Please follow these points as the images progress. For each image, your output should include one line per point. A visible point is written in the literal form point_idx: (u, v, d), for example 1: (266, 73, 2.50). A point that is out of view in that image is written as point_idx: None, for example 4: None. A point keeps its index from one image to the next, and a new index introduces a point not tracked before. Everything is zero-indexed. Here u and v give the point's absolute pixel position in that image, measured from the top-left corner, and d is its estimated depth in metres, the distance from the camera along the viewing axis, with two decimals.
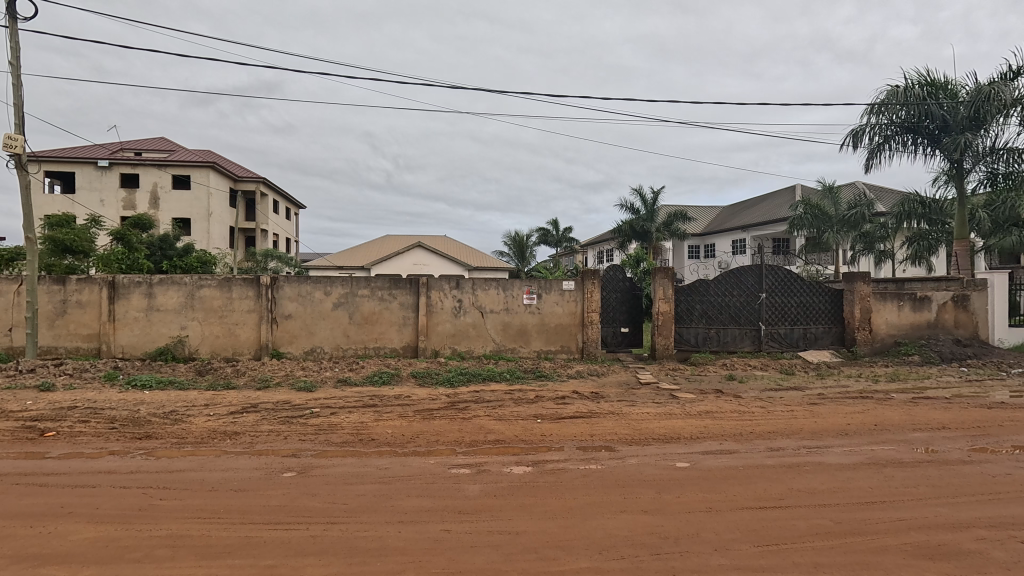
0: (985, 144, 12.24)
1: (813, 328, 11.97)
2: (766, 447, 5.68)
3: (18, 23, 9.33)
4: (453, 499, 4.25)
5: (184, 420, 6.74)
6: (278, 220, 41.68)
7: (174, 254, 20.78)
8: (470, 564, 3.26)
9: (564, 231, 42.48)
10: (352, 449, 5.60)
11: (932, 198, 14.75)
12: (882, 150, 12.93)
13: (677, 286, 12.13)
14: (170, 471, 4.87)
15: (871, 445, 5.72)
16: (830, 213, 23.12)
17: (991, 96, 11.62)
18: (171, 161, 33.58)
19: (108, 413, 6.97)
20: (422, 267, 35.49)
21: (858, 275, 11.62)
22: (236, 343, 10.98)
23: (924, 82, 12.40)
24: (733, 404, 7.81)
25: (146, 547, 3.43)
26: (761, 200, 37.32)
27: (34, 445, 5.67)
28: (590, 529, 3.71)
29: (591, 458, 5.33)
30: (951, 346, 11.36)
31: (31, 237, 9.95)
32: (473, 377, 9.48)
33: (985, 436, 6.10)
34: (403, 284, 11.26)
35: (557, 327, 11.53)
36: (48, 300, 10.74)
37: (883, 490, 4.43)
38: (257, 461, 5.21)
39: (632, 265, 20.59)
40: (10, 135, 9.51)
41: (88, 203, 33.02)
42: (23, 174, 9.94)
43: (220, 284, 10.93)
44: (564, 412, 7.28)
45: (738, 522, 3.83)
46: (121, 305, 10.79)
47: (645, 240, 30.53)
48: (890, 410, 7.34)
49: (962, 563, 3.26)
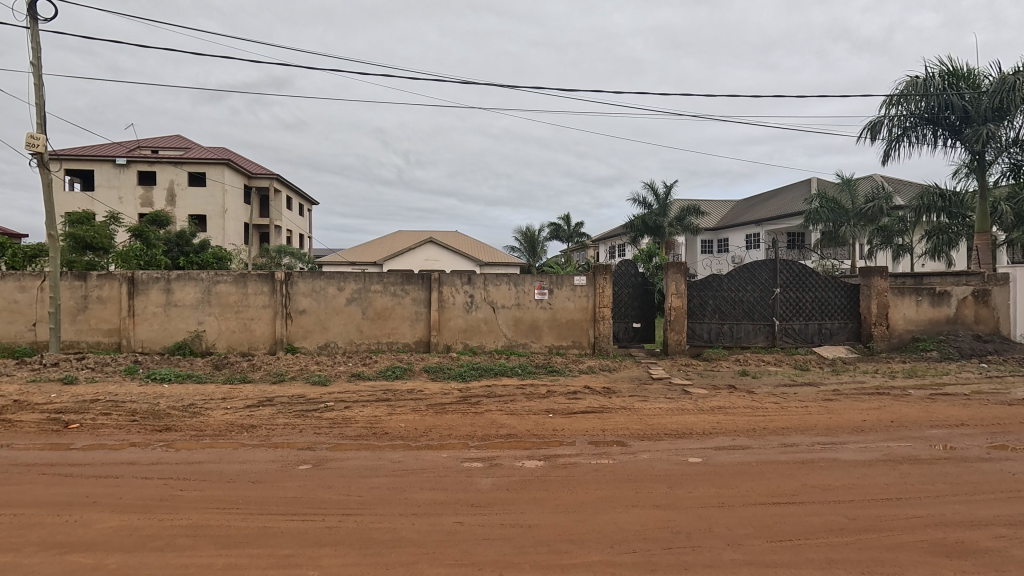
0: (1008, 135, 11.95)
1: (828, 324, 11.83)
2: (780, 443, 5.64)
3: (39, 24, 9.52)
4: (465, 492, 4.30)
5: (203, 412, 6.88)
6: (291, 217, 42.09)
7: (190, 250, 21.08)
8: (483, 555, 3.30)
9: (576, 227, 42.36)
10: (366, 442, 5.68)
11: (952, 191, 14.47)
12: (901, 142, 12.69)
13: (689, 281, 12.05)
14: (189, 463, 4.97)
15: (887, 442, 5.65)
16: (847, 206, 22.77)
17: (1015, 86, 11.36)
18: (187, 159, 34.03)
19: (128, 406, 7.12)
20: (431, 263, 35.57)
21: (876, 269, 11.44)
22: (252, 338, 11.14)
23: (945, 72, 12.13)
24: (746, 400, 7.75)
25: (167, 537, 3.51)
26: (776, 194, 36.83)
27: (58, 437, 5.82)
28: (603, 523, 3.73)
29: (603, 452, 5.34)
30: (971, 342, 11.12)
31: (53, 234, 10.15)
32: (485, 372, 9.53)
33: (1005, 432, 6.00)
34: (415, 280, 11.31)
35: (568, 322, 11.53)
36: (70, 296, 10.96)
37: (899, 487, 4.39)
38: (273, 453, 5.30)
39: (644, 260, 20.49)
40: (32, 135, 9.71)
41: (107, 201, 33.58)
42: (45, 173, 10.15)
43: (236, 280, 11.08)
44: (576, 406, 7.30)
45: (752, 517, 3.83)
46: (141, 301, 10.99)
47: (657, 235, 30.31)
48: (906, 407, 7.24)
49: (980, 561, 3.23)
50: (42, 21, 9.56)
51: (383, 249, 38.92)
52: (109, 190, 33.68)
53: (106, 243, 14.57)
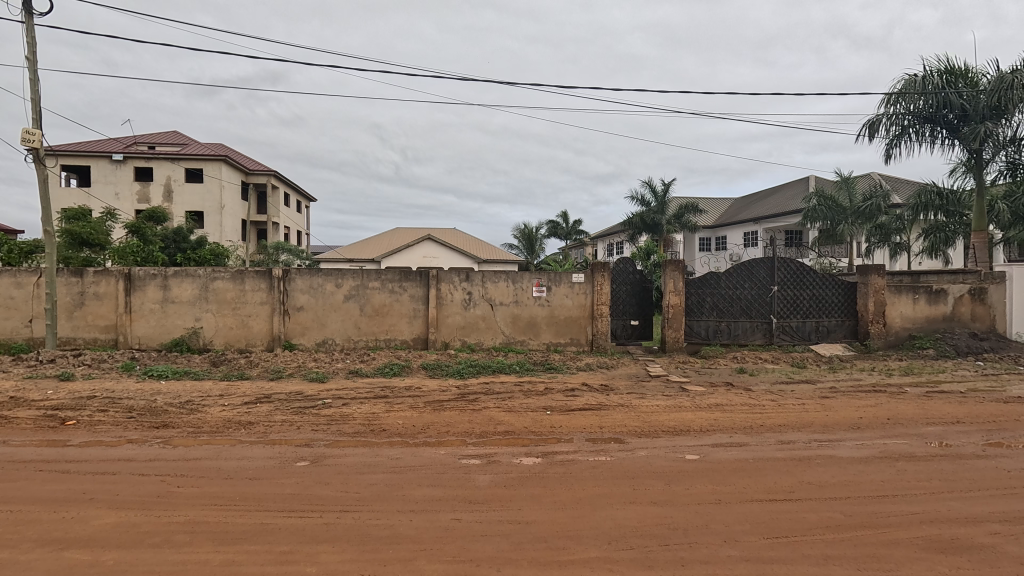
0: (1006, 133, 11.96)
1: (826, 321, 11.87)
2: (777, 440, 5.65)
3: (34, 18, 9.45)
4: (464, 488, 4.30)
5: (200, 409, 6.87)
6: (289, 214, 42.10)
7: (187, 246, 21.01)
8: (481, 551, 3.31)
9: (574, 224, 42.32)
10: (364, 439, 5.68)
11: (950, 189, 14.51)
12: (899, 140, 12.69)
13: (688, 279, 12.06)
14: (187, 459, 4.97)
15: (883, 439, 5.67)
16: (844, 204, 22.77)
17: (1013, 84, 11.35)
18: (184, 155, 33.90)
19: (125, 402, 7.11)
20: (429, 261, 35.52)
21: (873, 267, 11.47)
22: (250, 335, 11.12)
23: (943, 71, 12.14)
24: (743, 397, 7.77)
25: (164, 533, 3.51)
26: (773, 192, 36.87)
27: (54, 434, 5.80)
28: (600, 519, 3.74)
29: (601, 449, 5.35)
30: (967, 340, 11.16)
31: (49, 230, 10.08)
32: (483, 369, 9.54)
33: (1001, 430, 6.03)
34: (414, 277, 11.31)
35: (566, 319, 11.53)
36: (66, 292, 10.91)
37: (895, 484, 4.40)
38: (270, 449, 5.29)
39: (643, 257, 20.51)
40: (27, 130, 9.65)
41: (103, 197, 33.46)
42: (41, 168, 10.08)
43: (233, 277, 11.06)
44: (574, 403, 7.31)
45: (749, 514, 3.84)
46: (137, 297, 10.96)
47: (655, 232, 30.31)
48: (903, 404, 7.26)
49: (975, 557, 3.25)
50: (37, 15, 9.51)
51: (381, 245, 38.86)
52: (106, 186, 33.57)
53: (103, 239, 14.52)
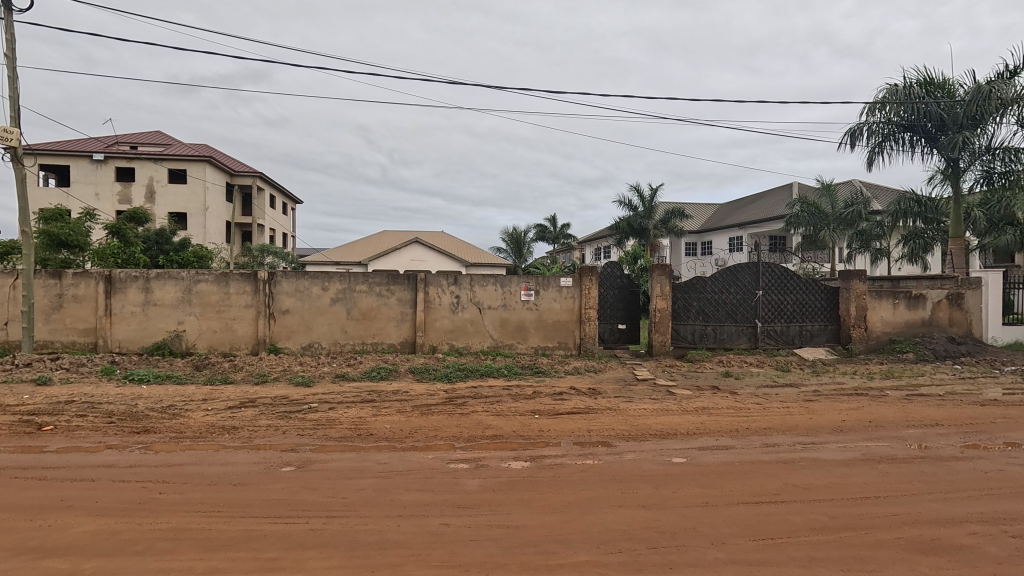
0: (981, 142, 12.32)
1: (808, 326, 12.03)
2: (762, 443, 5.72)
3: (13, 14, 9.27)
4: (452, 493, 4.27)
5: (182, 414, 6.75)
6: (274, 216, 41.79)
7: (170, 248, 20.68)
8: (470, 557, 3.29)
9: (563, 228, 42.48)
10: (350, 444, 5.62)
11: (928, 197, 14.82)
12: (879, 148, 12.95)
13: (674, 284, 12.17)
14: (169, 465, 4.87)
15: (866, 442, 5.77)
16: (826, 211, 23.20)
17: (990, 95, 11.66)
18: (166, 155, 33.41)
19: (105, 407, 6.96)
20: (418, 264, 35.47)
21: (855, 273, 11.67)
22: (234, 339, 10.96)
23: (922, 81, 12.43)
24: (729, 401, 7.84)
25: (147, 540, 3.44)
26: (759, 197, 37.37)
27: (31, 440, 5.66)
28: (589, 522, 3.75)
29: (589, 453, 5.36)
30: (945, 344, 11.43)
31: (27, 231, 9.85)
32: (471, 372, 9.52)
33: (978, 432, 6.16)
34: (401, 279, 11.25)
35: (555, 323, 11.55)
36: (44, 295, 10.68)
37: (878, 486, 4.48)
38: (256, 455, 5.21)
39: (630, 261, 20.66)
40: (5, 128, 9.44)
41: (83, 197, 32.83)
42: (19, 167, 9.87)
43: (217, 279, 10.91)
44: (562, 407, 7.32)
45: (735, 517, 3.88)
46: (118, 300, 10.76)
47: (642, 237, 30.58)
48: (884, 407, 7.38)
49: (954, 557, 3.32)
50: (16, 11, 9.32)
51: (367, 248, 38.62)
52: (86, 186, 32.93)
53: (81, 241, 14.23)
